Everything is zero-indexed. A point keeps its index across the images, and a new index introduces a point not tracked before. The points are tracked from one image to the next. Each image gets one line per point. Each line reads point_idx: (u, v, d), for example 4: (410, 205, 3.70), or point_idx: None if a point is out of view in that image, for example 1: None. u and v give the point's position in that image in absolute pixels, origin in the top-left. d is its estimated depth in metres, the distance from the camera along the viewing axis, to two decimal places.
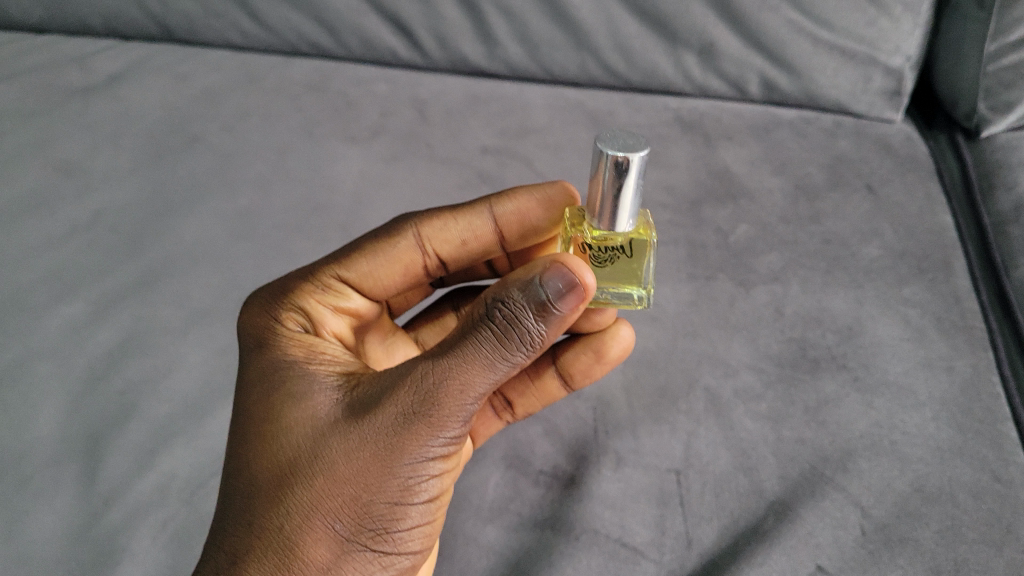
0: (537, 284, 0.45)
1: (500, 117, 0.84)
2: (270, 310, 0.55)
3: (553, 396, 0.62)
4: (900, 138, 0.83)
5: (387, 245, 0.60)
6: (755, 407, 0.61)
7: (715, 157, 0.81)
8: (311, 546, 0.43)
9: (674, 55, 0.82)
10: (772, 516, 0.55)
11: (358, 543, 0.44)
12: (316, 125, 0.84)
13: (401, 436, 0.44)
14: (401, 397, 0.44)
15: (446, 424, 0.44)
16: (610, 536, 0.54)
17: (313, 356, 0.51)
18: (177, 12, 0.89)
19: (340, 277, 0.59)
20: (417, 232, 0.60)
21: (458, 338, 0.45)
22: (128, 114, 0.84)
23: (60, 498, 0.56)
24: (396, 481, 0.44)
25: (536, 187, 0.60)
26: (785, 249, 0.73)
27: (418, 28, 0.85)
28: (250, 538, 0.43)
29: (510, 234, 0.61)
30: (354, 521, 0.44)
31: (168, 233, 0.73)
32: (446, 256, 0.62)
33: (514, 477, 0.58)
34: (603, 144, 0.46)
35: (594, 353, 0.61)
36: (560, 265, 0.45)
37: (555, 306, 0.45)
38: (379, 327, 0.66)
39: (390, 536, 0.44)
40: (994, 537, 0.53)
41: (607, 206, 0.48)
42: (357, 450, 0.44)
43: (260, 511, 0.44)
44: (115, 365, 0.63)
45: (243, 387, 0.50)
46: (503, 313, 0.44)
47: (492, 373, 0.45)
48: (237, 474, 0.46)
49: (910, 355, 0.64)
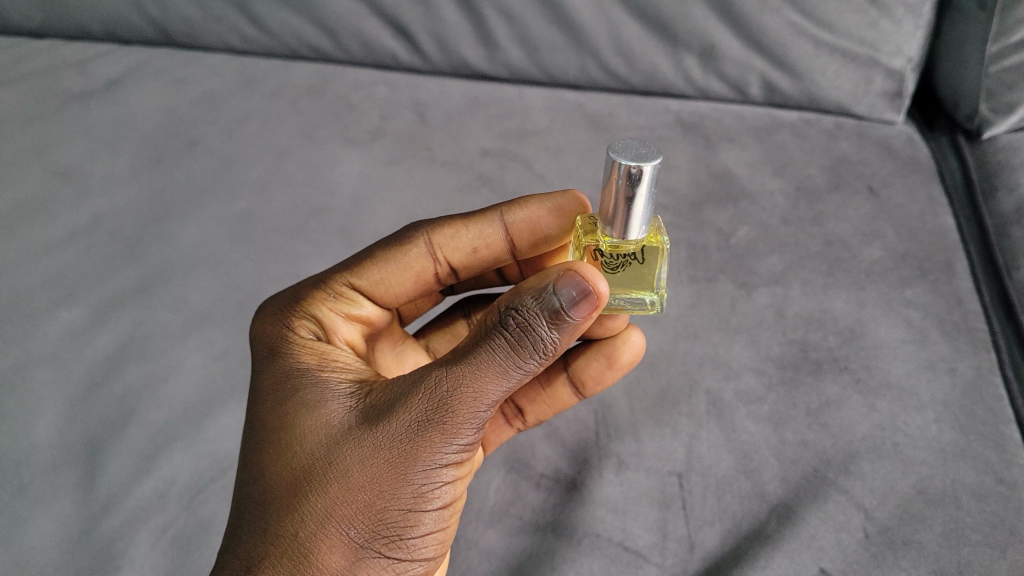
0: (550, 292, 0.44)
1: (500, 120, 0.84)
2: (282, 318, 0.55)
3: (564, 403, 0.60)
4: (902, 139, 0.83)
5: (398, 253, 0.59)
6: (757, 409, 0.61)
7: (716, 159, 0.81)
8: (325, 553, 0.43)
9: (674, 57, 0.82)
10: (775, 519, 0.54)
11: (372, 550, 0.43)
12: (316, 128, 0.83)
13: (416, 442, 0.43)
14: (416, 404, 0.44)
15: (460, 431, 0.44)
16: (612, 540, 0.53)
17: (326, 365, 0.51)
18: (176, 17, 0.89)
19: (351, 284, 0.58)
20: (428, 240, 0.59)
21: (472, 346, 0.45)
22: (127, 119, 0.84)
23: (59, 504, 0.56)
24: (410, 488, 0.43)
25: (548, 196, 0.60)
26: (786, 251, 0.72)
27: (418, 31, 0.85)
28: (264, 546, 0.43)
29: (522, 242, 0.60)
30: (369, 527, 0.43)
31: (167, 238, 0.73)
32: (457, 264, 0.61)
33: (515, 481, 0.57)
34: (615, 153, 0.45)
35: (606, 358, 0.60)
36: (573, 274, 0.45)
37: (569, 314, 0.44)
38: (389, 334, 0.65)
39: (404, 543, 0.44)
40: (997, 539, 0.53)
41: (619, 214, 0.47)
42: (371, 458, 0.44)
43: (274, 518, 0.43)
44: (115, 371, 0.63)
45: (256, 396, 0.50)
46: (516, 321, 0.44)
47: (505, 381, 0.44)
48: (251, 482, 0.46)
49: (912, 357, 0.64)
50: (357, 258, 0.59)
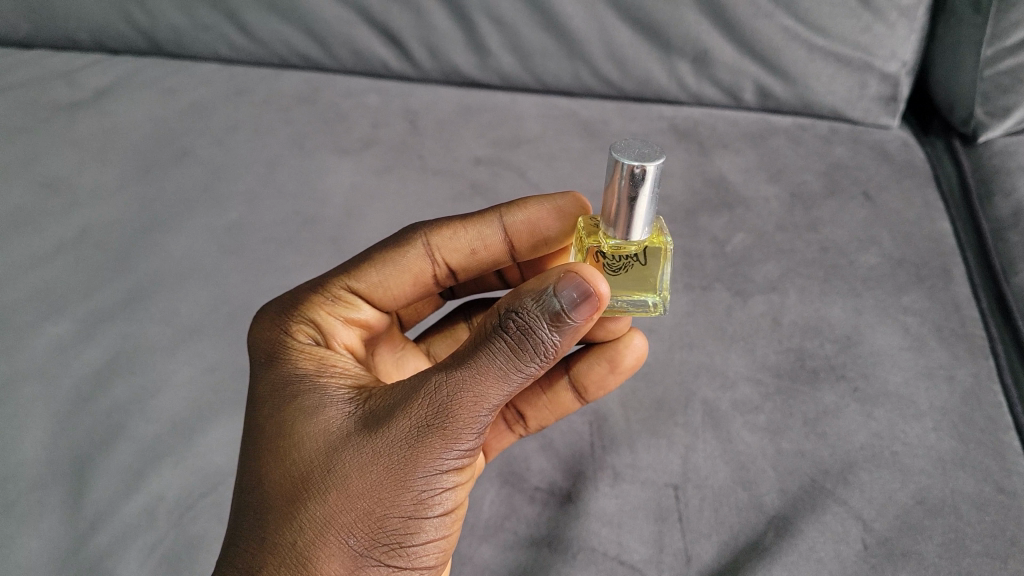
0: (551, 295, 0.43)
1: (492, 128, 0.83)
2: (280, 324, 0.54)
3: (566, 408, 0.60)
4: (897, 144, 0.82)
5: (396, 254, 0.58)
6: (754, 419, 0.60)
7: (710, 165, 0.80)
8: (324, 561, 0.42)
9: (667, 63, 0.81)
10: (772, 531, 0.54)
11: (372, 558, 0.43)
12: (307, 138, 0.83)
13: (415, 449, 0.43)
14: (416, 408, 0.43)
15: (460, 436, 0.43)
16: (607, 554, 0.53)
17: (324, 370, 0.50)
18: (165, 26, 0.88)
19: (349, 288, 0.57)
20: (426, 242, 0.59)
21: (472, 349, 0.44)
22: (116, 130, 0.83)
23: (45, 521, 0.55)
24: (410, 495, 0.43)
25: (547, 197, 0.59)
26: (782, 258, 0.71)
27: (409, 38, 0.84)
28: (262, 555, 0.42)
29: (521, 244, 0.59)
30: (368, 536, 0.42)
31: (157, 250, 0.72)
32: (455, 265, 0.60)
33: (509, 495, 0.57)
34: (617, 153, 0.44)
35: (608, 363, 0.59)
36: (574, 275, 0.44)
37: (569, 317, 0.43)
38: (389, 338, 0.64)
39: (404, 551, 0.43)
40: (999, 549, 0.52)
41: (622, 217, 0.46)
42: (371, 464, 0.43)
43: (270, 530, 0.43)
44: (103, 386, 0.63)
45: (254, 403, 0.49)
46: (517, 323, 0.43)
47: (506, 385, 0.43)
48: (248, 492, 0.45)
49: (911, 365, 0.63)
50: (356, 261, 0.59)
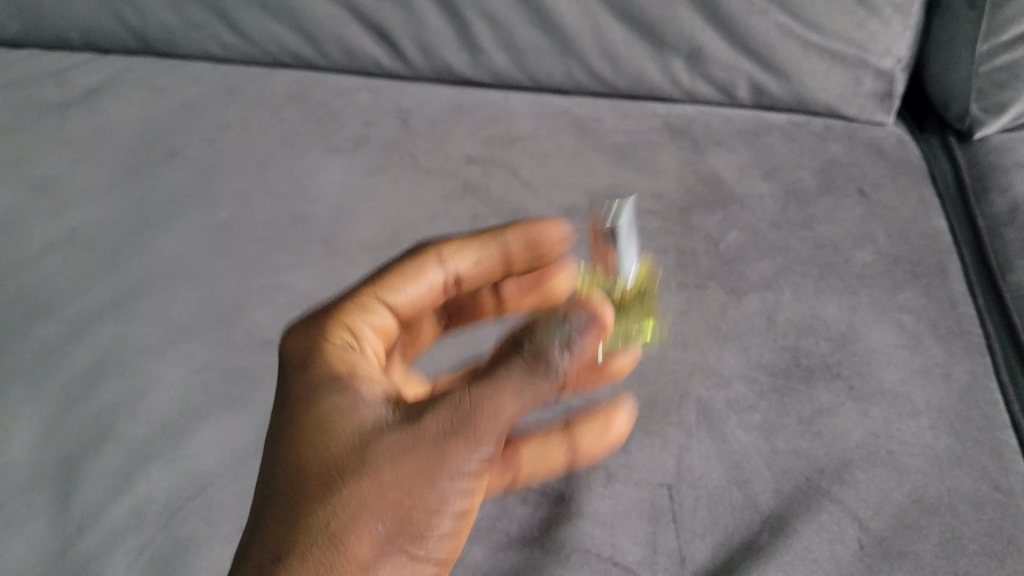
0: (569, 321, 0.44)
1: (484, 126, 0.83)
2: (309, 328, 0.51)
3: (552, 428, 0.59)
4: (892, 140, 0.81)
5: (418, 261, 0.57)
6: (749, 418, 0.59)
7: (704, 163, 0.79)
8: (354, 549, 0.41)
9: (661, 61, 0.81)
10: (767, 532, 0.54)
11: (397, 554, 0.42)
12: (299, 137, 0.82)
13: (443, 450, 0.42)
14: (443, 413, 0.43)
15: (483, 442, 0.43)
16: (601, 555, 0.52)
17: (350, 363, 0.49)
18: (156, 25, 0.87)
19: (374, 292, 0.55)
20: (445, 253, 0.57)
21: (493, 366, 0.44)
22: (105, 128, 0.82)
23: (34, 525, 0.55)
24: (435, 494, 0.42)
25: (543, 222, 0.60)
26: (777, 256, 0.71)
27: (401, 36, 0.83)
28: (289, 536, 0.41)
29: (518, 262, 0.60)
30: (395, 531, 0.42)
31: (147, 250, 0.71)
32: (467, 279, 0.59)
33: (502, 496, 0.56)
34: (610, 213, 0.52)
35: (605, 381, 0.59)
36: (592, 305, 0.44)
37: (583, 343, 0.43)
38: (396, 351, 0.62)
39: (424, 550, 0.43)
40: (996, 549, 0.53)
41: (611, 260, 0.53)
42: (400, 461, 0.42)
43: (294, 522, 0.41)
44: (92, 387, 0.62)
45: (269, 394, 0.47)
46: (538, 343, 0.43)
47: (528, 403, 0.43)
48: (266, 483, 0.44)
49: (906, 363, 0.63)
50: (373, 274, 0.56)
